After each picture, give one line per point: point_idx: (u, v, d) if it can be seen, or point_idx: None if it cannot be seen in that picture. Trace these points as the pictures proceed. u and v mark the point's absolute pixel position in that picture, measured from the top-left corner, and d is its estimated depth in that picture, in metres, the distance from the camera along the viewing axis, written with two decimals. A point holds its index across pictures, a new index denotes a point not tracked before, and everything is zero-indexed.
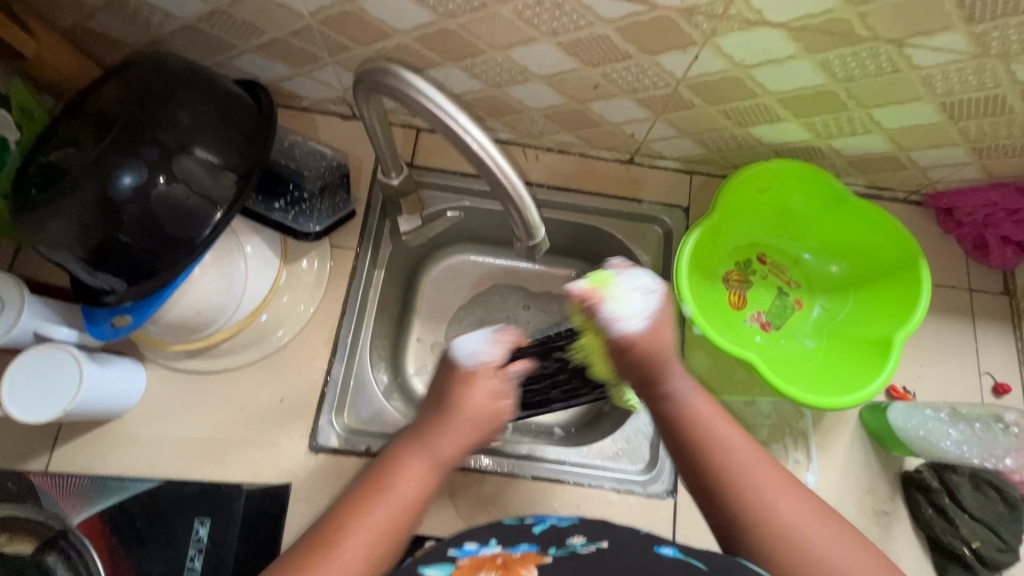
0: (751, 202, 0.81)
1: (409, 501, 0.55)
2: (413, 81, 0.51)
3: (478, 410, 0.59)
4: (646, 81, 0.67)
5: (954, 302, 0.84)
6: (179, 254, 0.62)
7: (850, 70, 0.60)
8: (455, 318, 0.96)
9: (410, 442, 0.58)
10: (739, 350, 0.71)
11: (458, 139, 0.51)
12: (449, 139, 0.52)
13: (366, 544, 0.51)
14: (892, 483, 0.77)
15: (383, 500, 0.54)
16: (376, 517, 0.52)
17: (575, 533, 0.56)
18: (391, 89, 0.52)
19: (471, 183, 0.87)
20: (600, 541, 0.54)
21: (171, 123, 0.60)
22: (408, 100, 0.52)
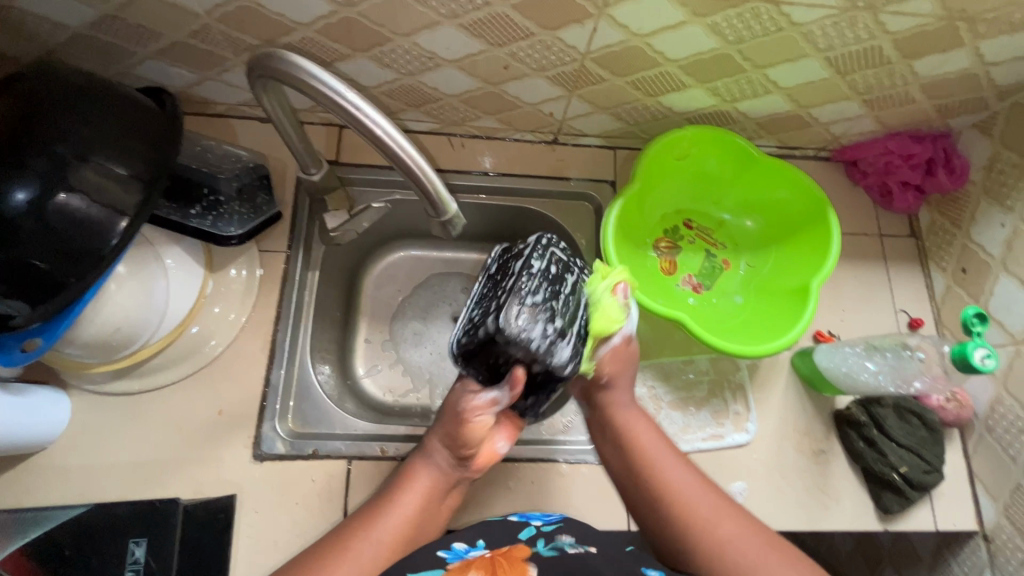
0: (671, 169, 0.84)
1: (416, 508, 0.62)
2: (302, 63, 0.50)
3: (457, 418, 0.63)
4: (553, 57, 0.68)
5: (867, 248, 0.90)
6: (87, 267, 0.59)
7: (739, 32, 0.63)
8: (399, 313, 0.96)
9: (419, 457, 0.65)
10: (669, 310, 0.74)
11: (356, 120, 0.51)
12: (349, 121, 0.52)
13: (372, 556, 0.57)
14: (826, 423, 0.81)
15: (390, 510, 0.60)
16: (385, 528, 0.59)
17: (562, 535, 0.60)
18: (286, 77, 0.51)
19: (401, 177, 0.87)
20: (588, 545, 0.59)
21: (65, 133, 0.58)
22: (304, 87, 0.51)
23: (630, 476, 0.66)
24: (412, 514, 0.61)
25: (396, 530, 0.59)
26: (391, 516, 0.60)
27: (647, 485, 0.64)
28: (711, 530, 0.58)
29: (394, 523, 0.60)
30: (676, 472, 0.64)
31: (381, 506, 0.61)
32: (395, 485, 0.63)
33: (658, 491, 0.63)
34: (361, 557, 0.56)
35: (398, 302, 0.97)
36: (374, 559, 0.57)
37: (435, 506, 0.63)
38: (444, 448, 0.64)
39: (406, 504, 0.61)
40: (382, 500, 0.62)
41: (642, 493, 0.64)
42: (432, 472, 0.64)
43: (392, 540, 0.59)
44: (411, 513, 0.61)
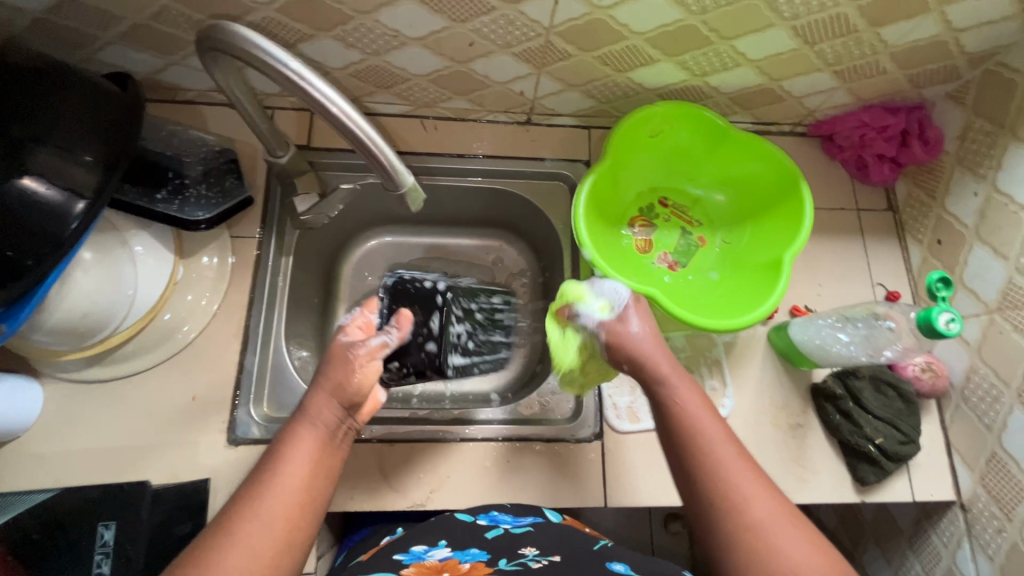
0: (644, 146, 0.83)
1: (305, 475, 0.52)
2: (251, 37, 0.50)
3: (343, 372, 0.59)
4: (517, 32, 0.68)
5: (844, 223, 0.89)
6: (46, 247, 0.57)
7: (701, 1, 0.63)
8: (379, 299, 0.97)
9: (299, 417, 0.56)
10: (641, 286, 0.73)
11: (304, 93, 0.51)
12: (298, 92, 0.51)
13: (260, 539, 0.48)
14: (803, 397, 0.81)
15: (278, 479, 0.51)
16: (273, 502, 0.50)
17: (527, 545, 0.58)
18: (238, 51, 0.51)
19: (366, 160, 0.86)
20: (552, 556, 0.56)
21: (22, 117, 0.58)
22: (258, 61, 0.51)
23: (663, 428, 0.58)
24: (300, 486, 0.52)
25: (287, 504, 0.50)
26: (279, 489, 0.51)
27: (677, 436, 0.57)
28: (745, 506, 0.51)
29: (282, 497, 0.50)
30: (700, 421, 0.57)
31: (269, 479, 0.51)
32: (285, 451, 0.54)
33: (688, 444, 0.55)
34: (247, 545, 0.47)
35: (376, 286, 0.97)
36: (259, 544, 0.47)
37: (327, 474, 0.54)
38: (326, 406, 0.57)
39: (291, 474, 0.52)
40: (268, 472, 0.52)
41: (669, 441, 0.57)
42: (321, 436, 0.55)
43: (285, 516, 0.49)
44: (302, 485, 0.52)
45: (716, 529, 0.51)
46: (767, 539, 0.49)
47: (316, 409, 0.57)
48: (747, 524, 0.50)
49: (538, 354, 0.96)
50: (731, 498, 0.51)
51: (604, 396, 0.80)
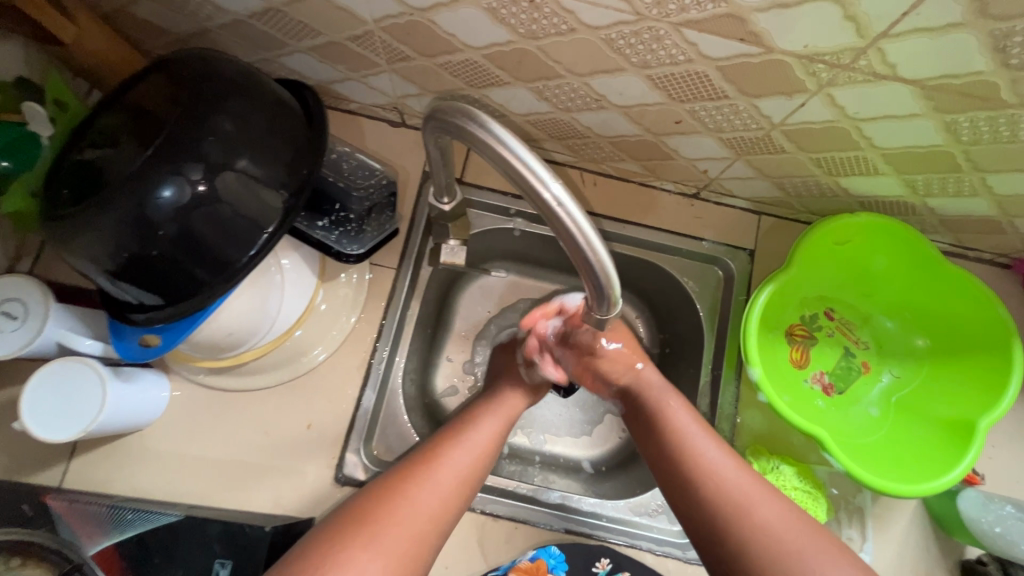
0: (829, 254, 0.74)
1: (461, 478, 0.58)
2: (488, 122, 0.41)
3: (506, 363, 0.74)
4: (737, 122, 0.60)
5: None
6: (218, 279, 0.58)
7: (978, 134, 0.53)
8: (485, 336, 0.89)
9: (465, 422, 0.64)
10: (807, 422, 0.65)
11: (534, 193, 0.40)
12: (523, 194, 0.40)
13: (419, 520, 0.53)
14: (950, 570, 0.72)
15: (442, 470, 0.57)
16: (403, 523, 0.52)
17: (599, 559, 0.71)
18: (462, 133, 0.42)
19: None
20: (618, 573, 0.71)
21: (217, 137, 0.55)
22: (481, 147, 0.41)
23: (667, 468, 0.59)
24: (429, 514, 0.54)
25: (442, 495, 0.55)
26: (409, 511, 0.53)
27: (682, 477, 0.57)
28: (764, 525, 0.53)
29: (412, 521, 0.53)
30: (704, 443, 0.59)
31: (395, 495, 0.54)
32: (410, 473, 0.56)
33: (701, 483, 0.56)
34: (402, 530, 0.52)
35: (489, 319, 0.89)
36: (387, 560, 0.50)
37: (450, 510, 0.56)
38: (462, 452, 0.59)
39: (422, 499, 0.54)
40: (392, 488, 0.54)
41: (674, 488, 0.58)
42: (454, 474, 0.57)
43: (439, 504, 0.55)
44: (430, 512, 0.54)
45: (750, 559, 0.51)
46: (769, 531, 0.52)
47: (443, 447, 0.60)
48: (779, 556, 0.51)
49: None
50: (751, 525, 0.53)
51: None
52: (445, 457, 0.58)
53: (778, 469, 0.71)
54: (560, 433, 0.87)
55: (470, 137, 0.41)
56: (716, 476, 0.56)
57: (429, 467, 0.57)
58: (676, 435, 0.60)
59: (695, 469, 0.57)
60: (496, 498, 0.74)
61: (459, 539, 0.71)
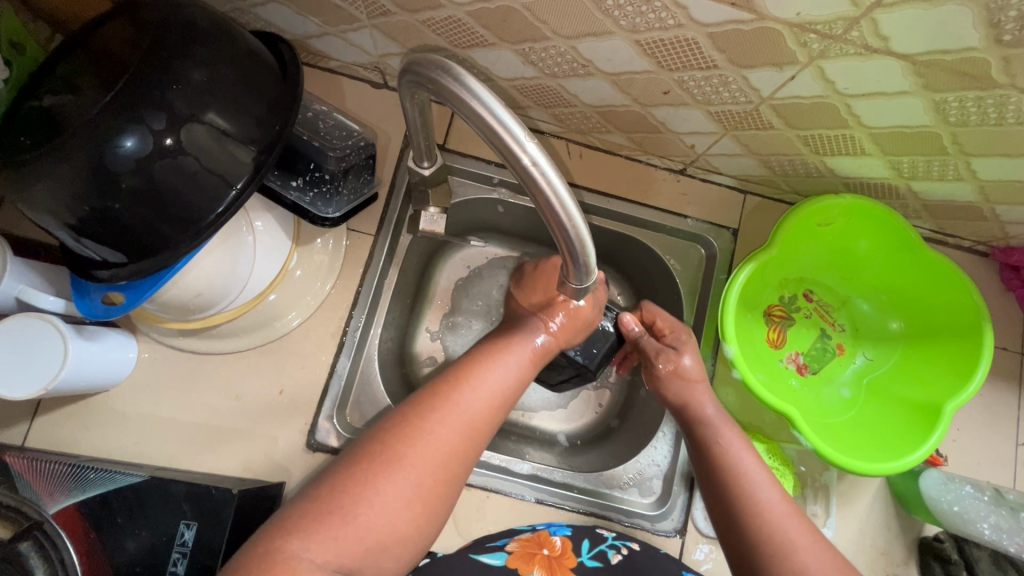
0: (810, 234, 0.74)
1: (484, 416, 0.57)
2: (462, 74, 0.38)
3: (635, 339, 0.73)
4: (726, 94, 0.59)
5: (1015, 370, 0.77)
6: (183, 236, 0.56)
7: (966, 115, 0.52)
8: (463, 306, 0.87)
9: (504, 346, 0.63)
10: (778, 400, 0.66)
11: (508, 153, 0.38)
12: (498, 154, 0.39)
13: (439, 460, 0.52)
14: (908, 546, 0.74)
15: (469, 405, 0.56)
16: (441, 445, 0.53)
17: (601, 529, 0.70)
18: (436, 87, 0.40)
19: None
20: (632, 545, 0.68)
21: (181, 85, 0.52)
22: (454, 101, 0.39)
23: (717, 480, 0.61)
24: (467, 437, 0.55)
25: (469, 436, 0.55)
26: (447, 433, 0.54)
27: (727, 483, 0.60)
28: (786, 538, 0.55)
29: (452, 444, 0.53)
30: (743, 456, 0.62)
31: (429, 428, 0.53)
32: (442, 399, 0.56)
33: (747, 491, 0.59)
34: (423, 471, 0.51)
35: (470, 289, 0.87)
36: (416, 494, 0.50)
37: (484, 432, 0.57)
38: (500, 377, 0.60)
39: (458, 427, 0.55)
40: (430, 408, 0.55)
41: (717, 495, 0.61)
42: (478, 413, 0.56)
43: (461, 444, 0.54)
44: (466, 436, 0.55)
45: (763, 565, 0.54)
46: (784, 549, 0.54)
47: (483, 368, 0.60)
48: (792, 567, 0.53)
49: (617, 408, 0.87)
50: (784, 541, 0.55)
51: (694, 491, 0.75)
52: (483, 380, 0.59)
53: None
54: (535, 406, 0.87)
55: (443, 91, 0.39)
56: (748, 485, 0.59)
57: (465, 391, 0.57)
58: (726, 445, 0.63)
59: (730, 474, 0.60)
60: (469, 467, 0.74)
61: None
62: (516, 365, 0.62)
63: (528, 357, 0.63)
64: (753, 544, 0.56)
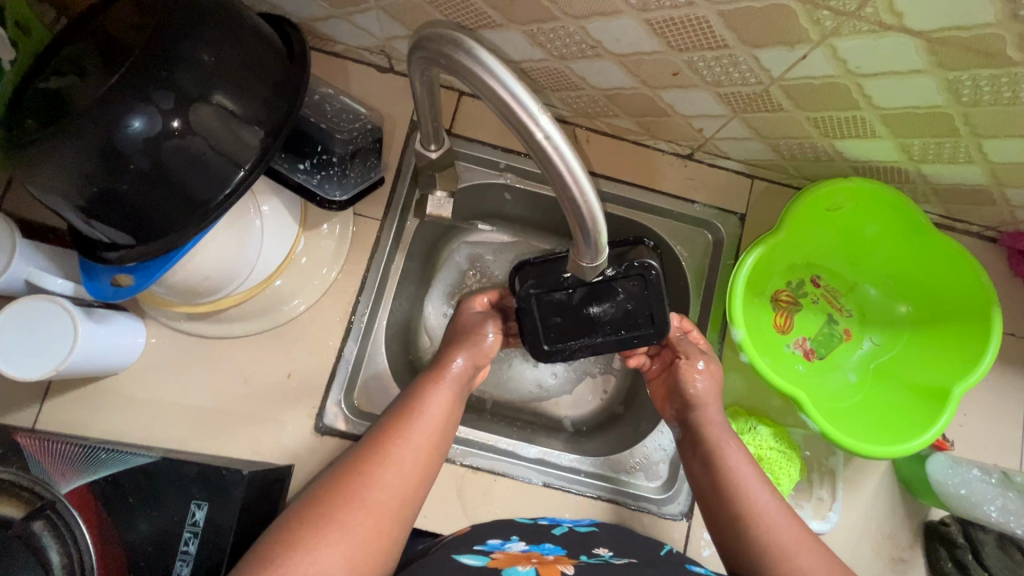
0: (819, 219, 0.74)
1: (417, 461, 0.56)
2: (474, 48, 0.38)
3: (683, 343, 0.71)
4: (735, 75, 0.58)
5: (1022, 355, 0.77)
6: (192, 218, 0.56)
7: (979, 94, 0.52)
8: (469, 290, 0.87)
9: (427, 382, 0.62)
10: (786, 383, 0.66)
11: (522, 127, 0.38)
12: (511, 128, 0.38)
13: (374, 514, 0.51)
14: (913, 530, 0.74)
15: (400, 452, 0.56)
16: (368, 507, 0.51)
17: (600, 547, 0.60)
18: (448, 62, 0.39)
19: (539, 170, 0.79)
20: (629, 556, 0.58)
21: (189, 65, 0.51)
22: (466, 75, 0.39)
23: (715, 498, 0.62)
24: (397, 494, 0.54)
25: (401, 483, 0.54)
26: (371, 495, 0.52)
27: (726, 496, 0.61)
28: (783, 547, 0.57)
29: (379, 505, 0.52)
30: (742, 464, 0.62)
31: (360, 479, 0.53)
32: (365, 458, 0.55)
33: (741, 507, 0.60)
34: (359, 524, 0.50)
35: (477, 275, 0.87)
36: (356, 547, 0.49)
37: (414, 490, 0.55)
38: (418, 428, 0.58)
39: (383, 486, 0.53)
40: (350, 474, 0.53)
41: (717, 503, 0.62)
42: (411, 458, 0.56)
43: (396, 494, 0.53)
44: (393, 494, 0.53)
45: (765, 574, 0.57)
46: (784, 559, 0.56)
47: (399, 423, 0.58)
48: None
49: (623, 394, 0.87)
50: (785, 557, 0.56)
51: None
52: (400, 435, 0.57)
53: (755, 430, 0.72)
54: (542, 392, 0.87)
55: (456, 66, 0.39)
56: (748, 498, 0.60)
57: (384, 450, 0.55)
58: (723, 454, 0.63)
59: (729, 485, 0.61)
60: (477, 451, 0.75)
61: (438, 491, 0.72)
62: (441, 402, 0.61)
63: (444, 402, 0.61)
64: (755, 554, 0.58)
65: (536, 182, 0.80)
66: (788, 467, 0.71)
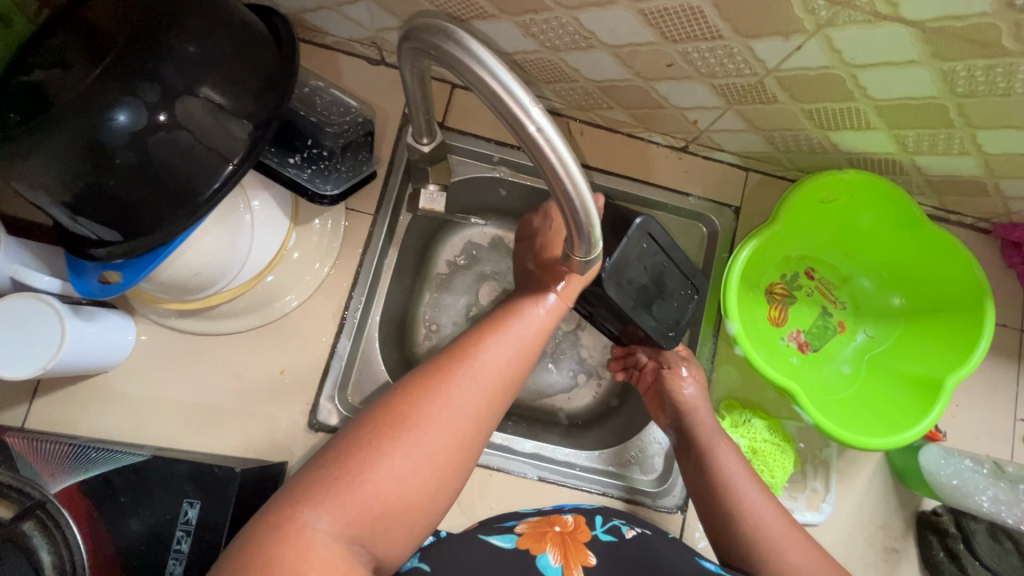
0: (813, 211, 0.74)
1: (499, 384, 0.50)
2: (465, 38, 0.37)
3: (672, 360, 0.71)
4: (730, 66, 0.58)
5: (1015, 346, 0.77)
6: (181, 212, 0.55)
7: (974, 85, 0.52)
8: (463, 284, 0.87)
9: (517, 302, 0.56)
10: (781, 376, 0.66)
11: (513, 118, 0.37)
12: (504, 121, 0.38)
13: (452, 431, 0.45)
14: (906, 521, 0.75)
15: (482, 370, 0.49)
16: (445, 424, 0.45)
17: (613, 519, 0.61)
18: (437, 53, 0.38)
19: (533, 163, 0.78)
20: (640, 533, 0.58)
21: (175, 57, 0.50)
22: (456, 66, 0.38)
23: (706, 495, 0.63)
24: (474, 413, 0.47)
25: (483, 403, 0.48)
26: (448, 411, 0.46)
27: (716, 494, 0.62)
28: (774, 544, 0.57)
29: (457, 421, 0.46)
30: (732, 463, 0.63)
31: (438, 392, 0.46)
32: (441, 372, 0.48)
33: (732, 505, 0.61)
34: (435, 440, 0.44)
35: (471, 270, 0.87)
36: (428, 465, 0.44)
37: (493, 415, 0.49)
38: (501, 348, 0.51)
39: (461, 404, 0.47)
40: (429, 388, 0.46)
41: (708, 501, 0.63)
42: (492, 378, 0.49)
43: (476, 413, 0.47)
44: (471, 414, 0.47)
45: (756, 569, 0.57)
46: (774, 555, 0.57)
47: (481, 343, 0.51)
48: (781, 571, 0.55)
49: (618, 388, 0.87)
50: (774, 551, 0.57)
51: None
52: (479, 352, 0.50)
53: (749, 422, 0.73)
54: (537, 386, 0.86)
55: (446, 57, 0.38)
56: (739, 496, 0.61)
57: (461, 364, 0.49)
58: (713, 453, 0.64)
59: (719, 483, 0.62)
60: None
61: None
62: (532, 324, 0.55)
63: (533, 327, 0.54)
64: (745, 550, 0.58)
65: (531, 175, 0.80)
66: (782, 460, 0.71)
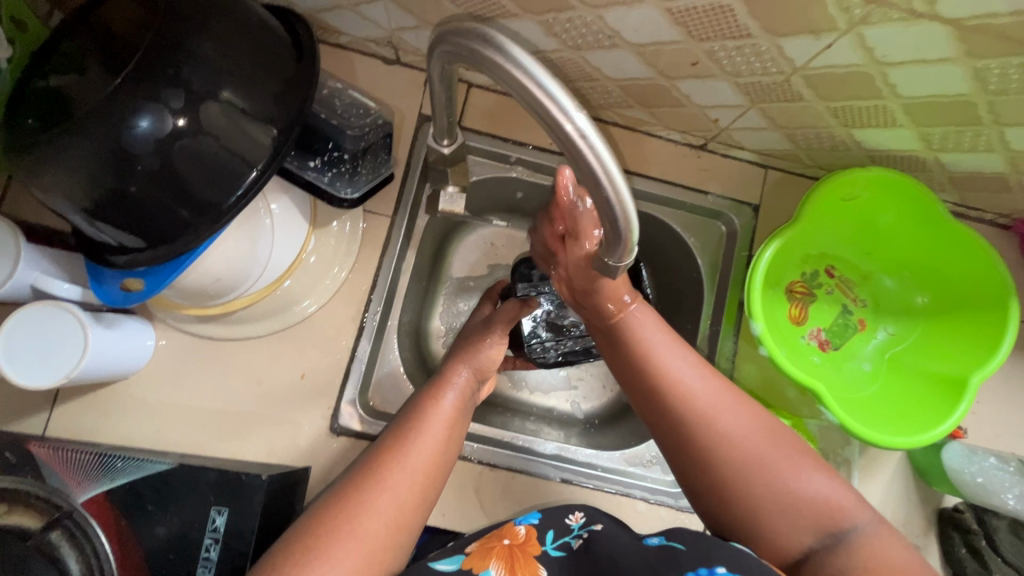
0: (835, 209, 0.73)
1: (417, 485, 0.51)
2: (504, 42, 0.37)
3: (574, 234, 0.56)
4: (756, 65, 0.57)
5: None
6: (204, 220, 0.54)
7: (1006, 82, 0.51)
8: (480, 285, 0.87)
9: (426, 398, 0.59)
10: (805, 375, 0.66)
11: (554, 125, 0.37)
12: (543, 122, 0.37)
13: (366, 537, 0.46)
14: (928, 518, 0.75)
15: (396, 472, 0.51)
16: (361, 533, 0.46)
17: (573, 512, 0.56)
18: (473, 57, 0.38)
19: (550, 163, 0.77)
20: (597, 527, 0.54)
21: (198, 60, 0.50)
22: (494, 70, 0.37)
23: (658, 409, 0.52)
24: (392, 521, 0.48)
25: (396, 505, 0.49)
26: (361, 523, 0.47)
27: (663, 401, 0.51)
28: (746, 450, 0.48)
29: (376, 531, 0.47)
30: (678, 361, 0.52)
31: (355, 504, 0.48)
32: (356, 484, 0.49)
33: (688, 411, 0.50)
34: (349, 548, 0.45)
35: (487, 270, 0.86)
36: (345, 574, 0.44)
37: (416, 517, 0.51)
38: (420, 448, 0.53)
39: (375, 511, 0.48)
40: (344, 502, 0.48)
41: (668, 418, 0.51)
42: (411, 477, 0.51)
43: (393, 519, 0.48)
44: (386, 522, 0.48)
45: (737, 489, 0.48)
46: (760, 470, 0.47)
47: (395, 445, 0.53)
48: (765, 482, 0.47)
49: None
50: (752, 466, 0.48)
51: None
52: (400, 455, 0.52)
53: None
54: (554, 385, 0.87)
55: (483, 61, 0.38)
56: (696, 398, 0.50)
57: (384, 469, 0.51)
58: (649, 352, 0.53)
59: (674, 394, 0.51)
60: (494, 450, 0.74)
61: (457, 489, 0.71)
62: (440, 419, 0.57)
63: (443, 421, 0.57)
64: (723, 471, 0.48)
65: (548, 175, 0.79)
66: None
